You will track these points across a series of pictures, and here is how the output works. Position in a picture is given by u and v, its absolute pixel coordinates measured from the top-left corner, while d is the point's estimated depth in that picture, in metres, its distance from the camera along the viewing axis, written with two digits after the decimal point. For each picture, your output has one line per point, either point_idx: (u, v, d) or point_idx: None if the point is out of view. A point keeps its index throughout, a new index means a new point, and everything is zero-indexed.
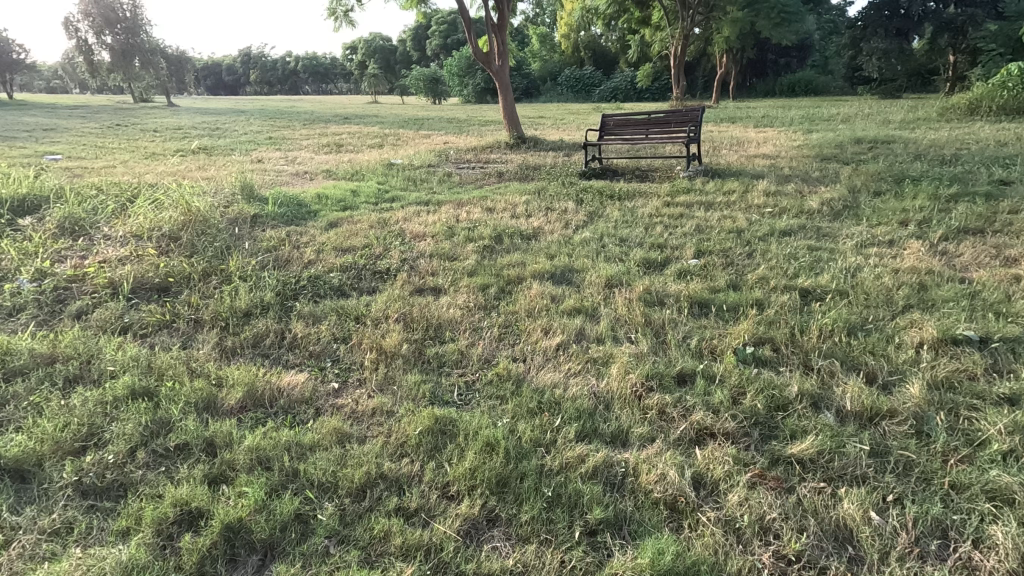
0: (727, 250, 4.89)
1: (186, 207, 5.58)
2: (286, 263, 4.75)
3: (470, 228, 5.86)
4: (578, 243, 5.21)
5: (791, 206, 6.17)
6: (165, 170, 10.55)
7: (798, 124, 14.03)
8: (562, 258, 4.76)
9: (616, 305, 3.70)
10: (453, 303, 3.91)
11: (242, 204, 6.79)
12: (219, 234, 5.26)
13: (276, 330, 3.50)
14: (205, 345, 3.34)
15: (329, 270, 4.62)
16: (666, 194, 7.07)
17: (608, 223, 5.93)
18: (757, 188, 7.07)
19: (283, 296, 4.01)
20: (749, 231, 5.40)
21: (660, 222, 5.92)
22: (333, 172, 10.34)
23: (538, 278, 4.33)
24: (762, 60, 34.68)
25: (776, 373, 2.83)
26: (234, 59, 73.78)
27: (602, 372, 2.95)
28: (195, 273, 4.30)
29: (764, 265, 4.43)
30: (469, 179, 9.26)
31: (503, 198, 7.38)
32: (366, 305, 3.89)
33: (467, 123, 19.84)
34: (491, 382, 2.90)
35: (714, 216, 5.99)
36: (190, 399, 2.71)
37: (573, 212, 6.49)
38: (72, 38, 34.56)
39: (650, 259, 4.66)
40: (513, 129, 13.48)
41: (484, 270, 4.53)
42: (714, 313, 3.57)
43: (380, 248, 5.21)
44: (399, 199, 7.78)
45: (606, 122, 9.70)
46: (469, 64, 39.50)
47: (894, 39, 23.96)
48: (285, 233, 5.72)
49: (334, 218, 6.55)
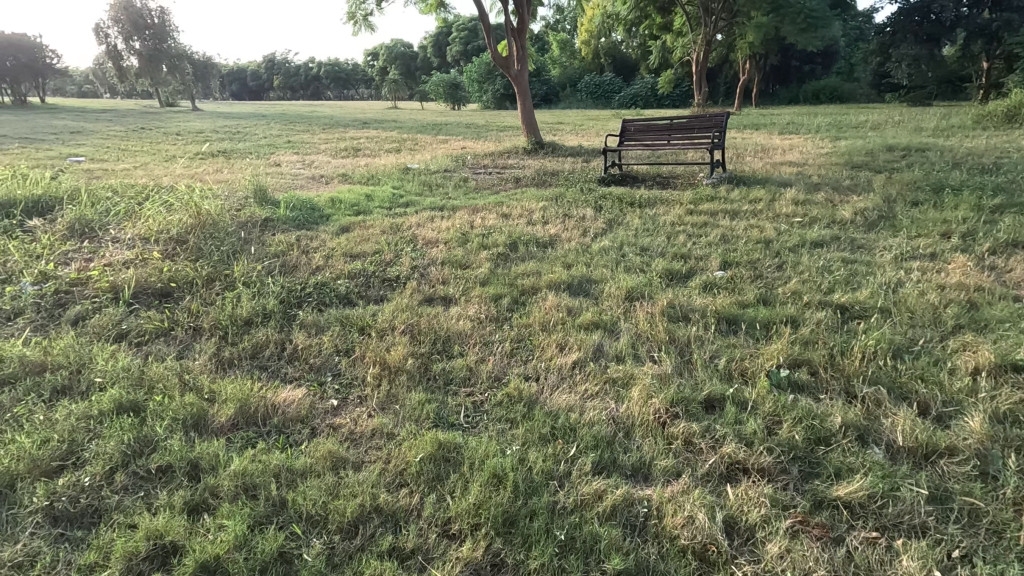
0: (755, 261, 4.61)
1: (195, 210, 5.48)
2: (293, 269, 4.60)
3: (484, 235, 5.67)
4: (596, 252, 4.98)
5: (822, 215, 5.86)
6: (183, 173, 10.59)
7: (825, 131, 13.62)
8: (579, 268, 4.53)
9: (637, 320, 3.46)
10: (463, 314, 3.70)
11: (255, 207, 6.69)
12: (227, 238, 5.14)
13: (277, 340, 3.33)
14: (202, 355, 3.17)
15: (336, 277, 4.45)
16: (689, 202, 6.80)
17: (628, 231, 5.69)
18: (785, 197, 6.76)
19: (287, 305, 3.84)
20: (779, 241, 5.12)
21: (683, 230, 5.66)
22: (349, 176, 10.26)
23: (554, 289, 4.10)
24: (786, 66, 34.09)
25: (815, 401, 2.57)
26: (259, 65, 75.03)
27: (622, 395, 2.70)
28: (199, 278, 4.16)
29: (796, 279, 4.15)
30: (485, 184, 9.08)
31: (519, 204, 7.18)
32: (372, 315, 3.70)
33: (485, 128, 19.73)
34: (501, 403, 2.68)
35: (740, 225, 5.71)
36: (178, 415, 2.53)
37: (592, 219, 6.26)
38: (103, 44, 35.40)
39: (673, 270, 4.41)
40: (531, 135, 13.30)
41: (497, 280, 4.32)
42: (744, 330, 3.31)
43: (391, 255, 5.04)
44: (413, 203, 7.63)
45: (626, 128, 9.45)
46: (489, 70, 39.56)
47: (925, 45, 23.30)
48: (296, 237, 5.59)
49: (346, 222, 6.40)
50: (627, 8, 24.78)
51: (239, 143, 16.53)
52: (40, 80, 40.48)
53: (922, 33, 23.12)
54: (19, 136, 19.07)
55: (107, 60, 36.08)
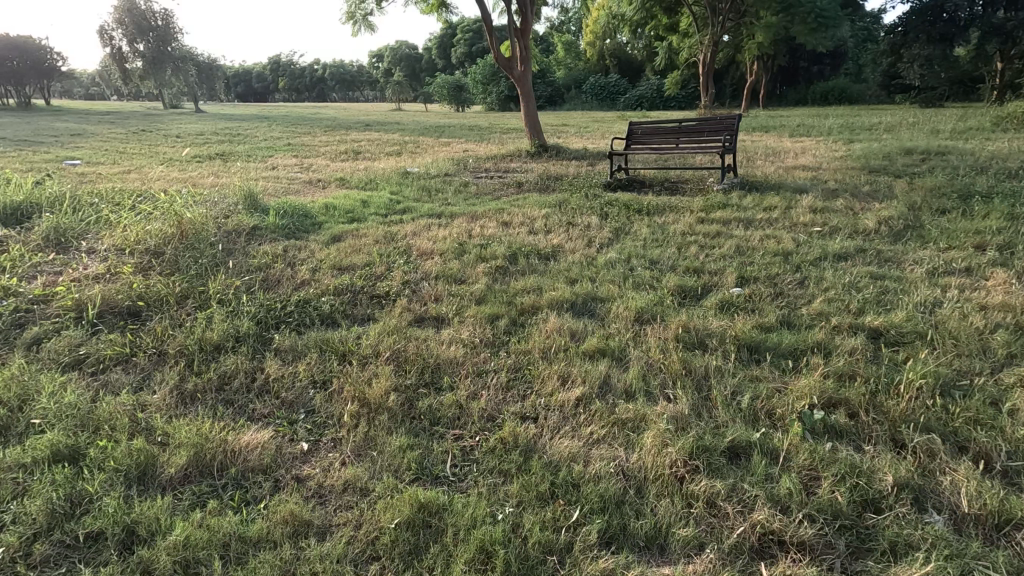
0: (775, 276, 4.26)
1: (176, 219, 5.16)
2: (275, 285, 4.27)
3: (482, 245, 5.34)
4: (602, 266, 4.63)
5: (843, 225, 5.49)
6: (176, 177, 10.31)
7: (838, 133, 13.24)
8: (583, 284, 4.18)
9: (647, 347, 3.11)
10: (457, 339, 3.36)
11: (243, 215, 6.37)
12: (207, 250, 4.81)
13: (248, 370, 3.00)
14: (162, 388, 2.84)
15: (321, 293, 4.12)
16: (700, 209, 6.44)
17: (636, 242, 5.34)
18: (801, 204, 6.40)
19: (263, 327, 3.51)
20: (799, 254, 4.76)
21: (694, 241, 5.30)
22: (346, 180, 9.95)
23: (557, 309, 3.75)
24: (794, 68, 33.67)
25: (857, 453, 2.21)
26: (264, 66, 74.98)
27: (632, 440, 2.36)
28: (171, 296, 3.83)
29: (822, 298, 3.79)
30: (487, 189, 8.74)
31: (521, 211, 6.85)
32: (355, 339, 3.37)
33: (488, 131, 19.44)
34: (493, 451, 2.33)
35: (756, 235, 5.34)
36: (121, 465, 2.20)
37: (597, 228, 5.91)
38: (107, 47, 35.33)
39: (686, 287, 4.06)
40: (535, 138, 12.96)
41: (494, 297, 3.97)
42: (768, 360, 2.96)
43: (382, 268, 4.71)
44: (410, 210, 7.31)
45: (633, 131, 9.08)
46: (493, 72, 39.23)
47: (938, 45, 22.84)
48: (283, 248, 5.28)
49: (339, 230, 6.09)
50: (633, 8, 24.39)
51: (239, 146, 16.27)
52: (44, 82, 40.43)
53: (935, 33, 22.67)
54: (17, 138, 18.85)
55: (110, 62, 35.94)
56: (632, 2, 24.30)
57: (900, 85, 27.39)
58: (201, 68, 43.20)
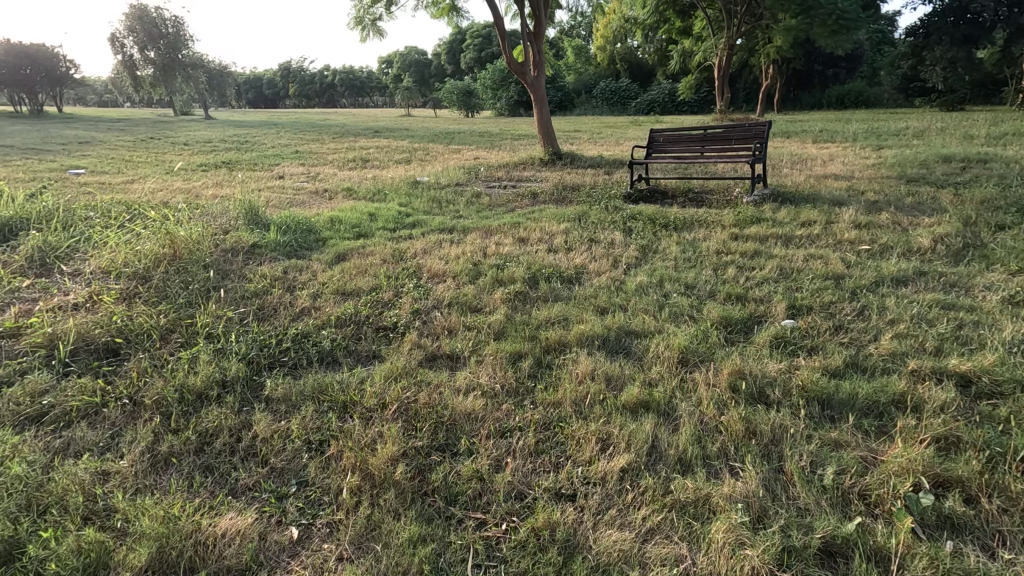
0: (830, 306, 3.78)
1: (169, 239, 4.76)
2: (272, 315, 3.86)
3: (499, 265, 4.92)
4: (633, 292, 4.17)
5: (894, 243, 5.01)
6: (179, 187, 9.99)
7: (864, 139, 12.72)
8: (615, 315, 3.73)
9: (700, 400, 2.65)
10: (475, 386, 2.92)
11: (242, 231, 5.99)
12: (201, 273, 4.42)
13: (232, 425, 2.57)
14: (131, 450, 2.42)
15: (321, 326, 3.71)
16: (732, 224, 5.98)
17: (666, 263, 4.88)
18: (842, 218, 5.92)
19: (255, 371, 3.09)
20: (852, 278, 4.28)
21: (731, 262, 4.83)
22: (354, 190, 9.57)
23: (587, 347, 3.30)
24: (809, 71, 33.06)
25: (988, 559, 1.75)
26: (274, 72, 75.35)
27: (696, 533, 1.91)
28: (154, 331, 3.42)
29: (890, 333, 3.31)
30: (500, 201, 8.32)
31: (538, 226, 6.42)
32: (359, 386, 2.95)
33: (499, 137, 19.05)
34: (524, 548, 1.89)
35: (799, 254, 4.88)
36: (65, 569, 1.78)
37: (622, 246, 5.46)
38: (118, 54, 35.39)
39: (731, 319, 3.60)
40: (548, 144, 12.53)
41: (515, 331, 3.54)
42: (845, 417, 2.50)
43: (390, 292, 4.30)
44: (420, 224, 6.91)
45: (654, 138, 8.64)
46: (503, 77, 39.07)
47: (961, 47, 22.24)
48: (283, 270, 4.89)
49: (343, 248, 5.68)
50: (646, 11, 23.97)
51: (246, 153, 16.01)
52: (56, 89, 40.51)
53: (957, 35, 22.13)
54: (25, 146, 18.71)
55: (122, 70, 36.02)
56: (645, 6, 23.90)
57: (918, 88, 26.82)
58: (211, 74, 43.25)
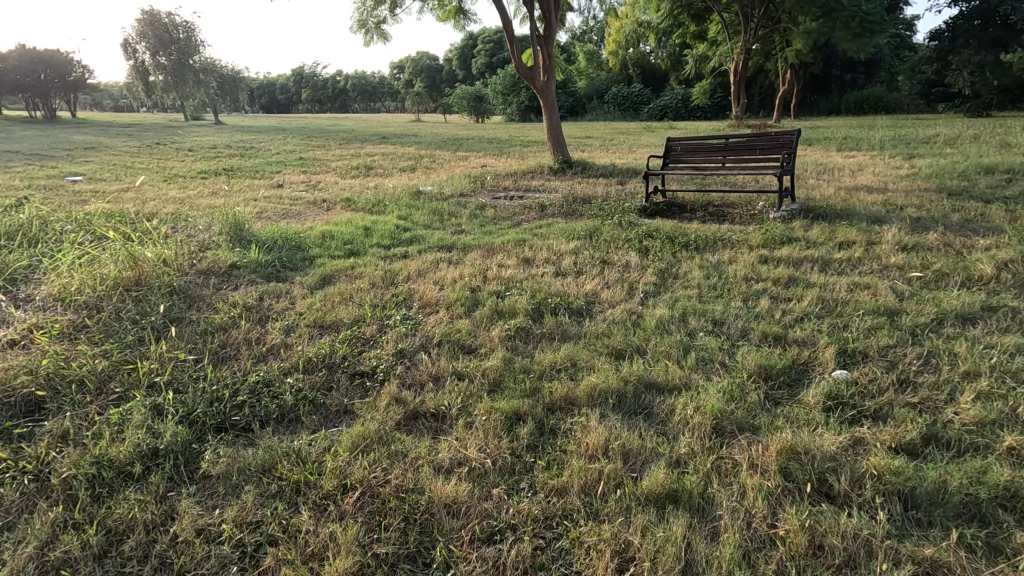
0: (889, 352, 3.18)
1: (131, 261, 4.26)
2: (233, 357, 3.34)
3: (500, 292, 4.38)
4: (653, 330, 3.61)
5: (950, 270, 4.40)
6: (174, 196, 9.59)
7: (892, 147, 12.06)
8: (632, 361, 3.17)
9: (742, 491, 2.09)
10: (460, 462, 2.37)
11: (223, 249, 5.50)
12: (161, 303, 3.91)
13: (149, 520, 2.04)
14: (14, 556, 1.88)
15: (287, 372, 3.18)
16: (760, 244, 5.40)
17: (689, 292, 4.32)
18: (884, 238, 5.30)
19: (197, 436, 2.56)
20: (909, 314, 3.68)
21: (763, 291, 4.24)
22: (353, 200, 9.09)
23: (599, 406, 2.74)
24: (826, 76, 32.24)
25: None
26: (288, 78, 75.90)
27: None
28: (90, 379, 2.90)
29: (970, 392, 2.72)
30: (505, 214, 7.78)
31: (545, 243, 5.87)
32: (319, 457, 2.41)
33: (509, 143, 18.55)
34: None
35: (842, 283, 4.28)
36: None
37: (639, 270, 4.90)
38: (130, 60, 35.45)
39: (773, 368, 3.01)
40: (558, 152, 11.99)
41: (514, 382, 2.98)
42: (938, 524, 1.91)
43: (374, 326, 3.77)
44: (418, 240, 6.40)
45: (671, 147, 8.04)
46: (514, 82, 38.79)
47: (989, 50, 21.47)
48: (259, 296, 4.39)
49: (330, 268, 5.16)
50: (660, 15, 23.41)
51: (249, 160, 15.63)
52: (71, 94, 40.71)
53: (986, 38, 21.45)
54: (31, 152, 18.52)
55: (134, 75, 36.05)
56: (659, 10, 23.36)
57: (940, 93, 25.95)
58: (223, 79, 43.33)
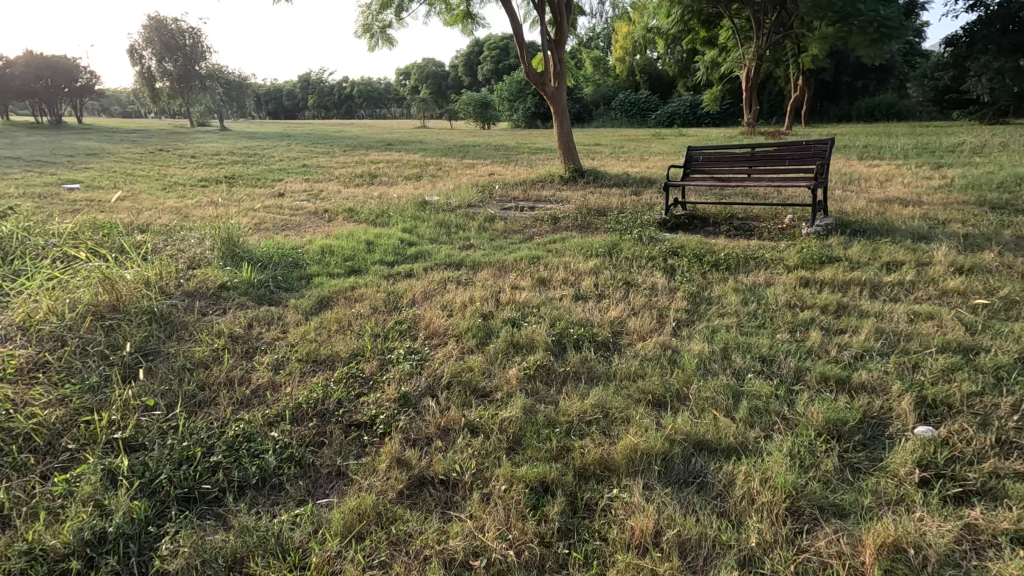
0: (979, 402, 2.71)
1: (107, 283, 3.83)
2: (211, 403, 2.89)
3: (515, 321, 3.92)
4: (693, 369, 3.15)
5: (1020, 297, 3.92)
6: (170, 206, 9.19)
7: (916, 156, 11.57)
8: (674, 412, 2.71)
9: None
10: (477, 554, 1.93)
11: (213, 267, 5.07)
12: (136, 333, 3.46)
13: None
14: None
15: (273, 422, 2.74)
16: (797, 264, 4.93)
17: (727, 321, 3.85)
18: (935, 259, 4.82)
19: (157, 512, 2.12)
20: (988, 352, 3.20)
21: (811, 321, 3.77)
22: (355, 211, 8.67)
23: (642, 474, 2.28)
24: (837, 82, 31.69)
25: None
26: (294, 85, 76.05)
27: None
28: (36, 435, 2.46)
29: None
30: (515, 226, 7.34)
31: (561, 261, 5.42)
32: (304, 544, 1.97)
33: (516, 151, 18.13)
34: None
35: (899, 312, 3.80)
36: None
37: (667, 294, 4.44)
38: (136, 65, 35.22)
39: (844, 425, 2.55)
40: (569, 161, 11.54)
41: (539, 439, 2.53)
42: None
43: (374, 362, 3.32)
44: (422, 256, 5.95)
45: (692, 157, 7.58)
46: (521, 88, 38.45)
47: (1009, 56, 20.98)
48: (248, 323, 3.95)
49: (328, 290, 4.72)
50: (672, 20, 22.96)
51: (251, 167, 15.25)
52: (77, 100, 40.57)
53: (1005, 44, 20.85)
54: (32, 158, 18.21)
55: (139, 81, 35.83)
56: (670, 15, 23.00)
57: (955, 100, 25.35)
58: (228, 85, 43.17)
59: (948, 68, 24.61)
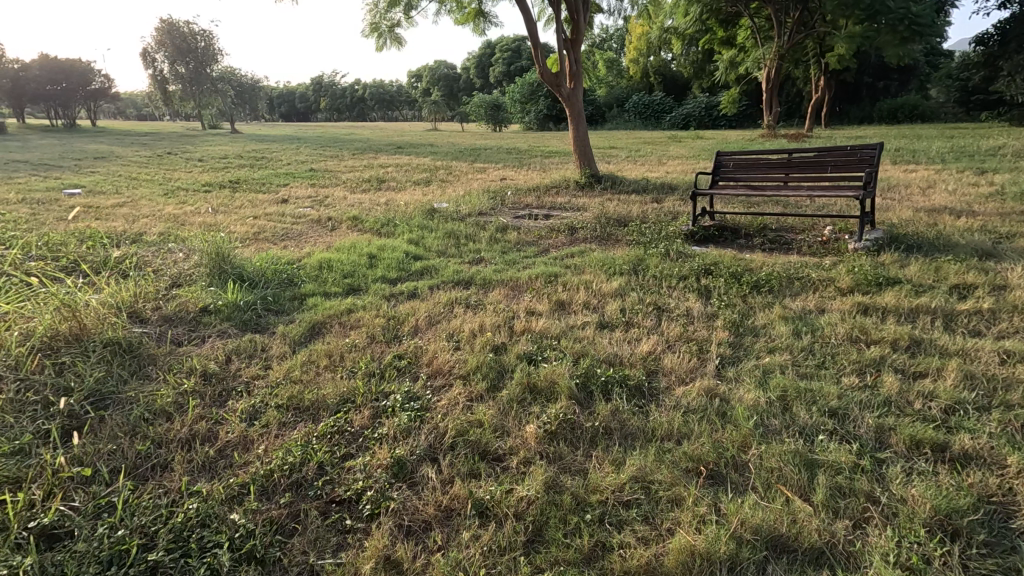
0: None
1: (67, 310, 3.36)
2: (165, 467, 2.39)
3: (532, 357, 3.38)
4: (750, 426, 2.58)
5: None
6: (168, 212, 8.80)
7: (954, 160, 10.88)
8: (734, 491, 2.16)
9: None
10: None
11: (197, 286, 4.60)
12: (92, 373, 2.98)
13: None
14: None
15: (235, 495, 2.22)
16: (850, 286, 4.35)
17: (781, 358, 3.28)
18: (1010, 282, 4.22)
19: None
20: None
21: (883, 360, 3.19)
22: (359, 218, 8.21)
23: None
24: (857, 83, 30.79)
25: None
26: (307, 88, 76.51)
27: None
28: None
29: None
30: (529, 237, 6.81)
31: (581, 280, 4.87)
32: None
33: (529, 154, 17.59)
34: None
35: (987, 350, 3.21)
36: None
37: (705, 323, 3.88)
38: (148, 69, 35.25)
39: (960, 515, 1.98)
40: (585, 165, 10.97)
41: (567, 532, 1.98)
42: None
43: (366, 412, 2.79)
44: (428, 271, 5.45)
45: (720, 162, 7.01)
46: (532, 90, 37.95)
47: None
48: (225, 358, 3.44)
49: (321, 313, 4.22)
50: (689, 19, 22.33)
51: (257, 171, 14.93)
52: (92, 103, 40.75)
53: None
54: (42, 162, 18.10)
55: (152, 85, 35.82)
56: (687, 15, 22.37)
57: (982, 100, 24.39)
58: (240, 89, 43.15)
59: (977, 68, 23.65)
